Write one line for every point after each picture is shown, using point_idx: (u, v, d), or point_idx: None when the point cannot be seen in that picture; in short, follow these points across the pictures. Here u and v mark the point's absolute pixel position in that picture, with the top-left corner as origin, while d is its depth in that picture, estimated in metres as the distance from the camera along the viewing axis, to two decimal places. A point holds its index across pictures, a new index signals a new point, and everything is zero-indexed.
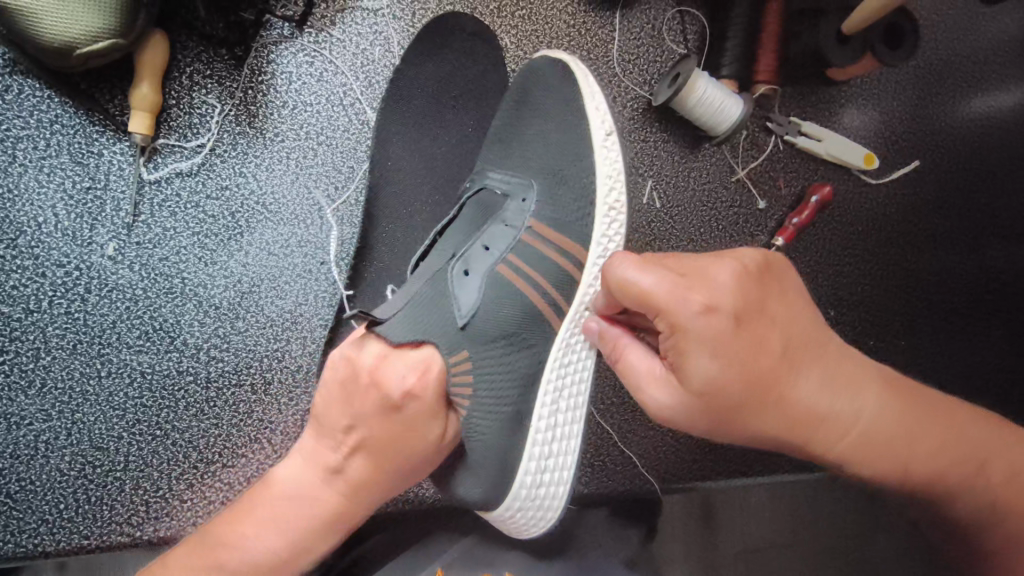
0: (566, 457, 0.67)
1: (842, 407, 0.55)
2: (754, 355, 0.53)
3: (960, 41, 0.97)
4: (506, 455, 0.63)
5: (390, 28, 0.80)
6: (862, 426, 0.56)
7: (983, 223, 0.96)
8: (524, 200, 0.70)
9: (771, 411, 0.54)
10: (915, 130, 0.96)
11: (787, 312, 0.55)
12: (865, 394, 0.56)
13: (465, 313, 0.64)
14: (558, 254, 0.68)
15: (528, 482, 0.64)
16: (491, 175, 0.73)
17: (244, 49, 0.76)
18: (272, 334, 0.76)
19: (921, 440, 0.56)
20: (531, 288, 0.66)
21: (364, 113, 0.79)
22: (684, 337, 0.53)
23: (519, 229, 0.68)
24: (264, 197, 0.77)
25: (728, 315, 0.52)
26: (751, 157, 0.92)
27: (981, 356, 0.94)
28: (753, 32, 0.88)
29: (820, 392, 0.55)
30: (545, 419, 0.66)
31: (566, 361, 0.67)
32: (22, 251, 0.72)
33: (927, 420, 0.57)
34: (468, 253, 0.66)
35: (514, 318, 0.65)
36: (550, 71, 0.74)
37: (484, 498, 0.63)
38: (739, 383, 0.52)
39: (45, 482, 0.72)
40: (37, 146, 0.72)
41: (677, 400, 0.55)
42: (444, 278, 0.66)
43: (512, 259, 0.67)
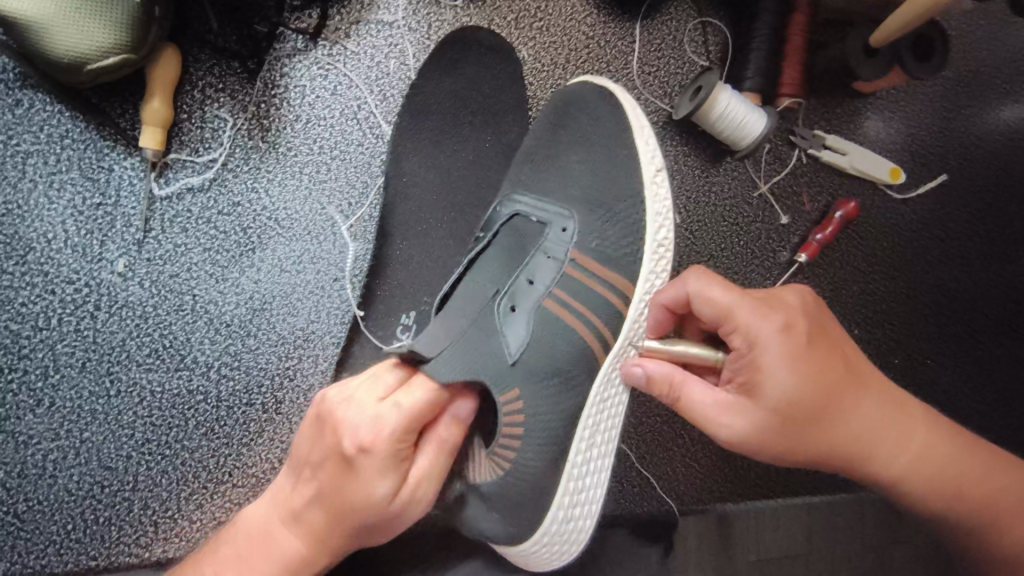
0: (596, 492, 0.66)
1: (897, 431, 0.58)
2: (824, 370, 0.55)
3: (991, 51, 0.94)
4: (535, 489, 0.62)
5: (406, 40, 0.79)
6: (912, 450, 0.58)
7: (1016, 240, 0.93)
8: (564, 230, 0.69)
9: (838, 427, 0.56)
10: (944, 143, 0.93)
11: (846, 342, 0.58)
12: (915, 421, 0.59)
13: (516, 351, 0.64)
14: (606, 288, 0.67)
15: (559, 516, 0.63)
16: (519, 202, 0.72)
17: (257, 62, 0.75)
18: (284, 352, 0.75)
19: (975, 476, 0.59)
20: (577, 322, 0.66)
21: (379, 127, 0.78)
22: (759, 351, 0.54)
23: (563, 263, 0.68)
24: (277, 213, 0.75)
25: (802, 332, 0.55)
26: (774, 170, 0.90)
27: (1010, 376, 0.92)
28: (778, 44, 0.85)
29: (881, 412, 0.58)
30: (582, 453, 0.65)
31: (606, 396, 0.65)
32: (32, 267, 0.70)
33: (978, 455, 0.60)
34: (512, 287, 0.67)
35: (548, 349, 0.65)
36: (581, 96, 0.73)
37: (511, 530, 0.62)
38: (812, 396, 0.54)
39: (53, 502, 0.71)
40: (47, 161, 0.71)
41: (747, 419, 0.55)
42: (490, 314, 0.65)
43: (560, 294, 0.67)
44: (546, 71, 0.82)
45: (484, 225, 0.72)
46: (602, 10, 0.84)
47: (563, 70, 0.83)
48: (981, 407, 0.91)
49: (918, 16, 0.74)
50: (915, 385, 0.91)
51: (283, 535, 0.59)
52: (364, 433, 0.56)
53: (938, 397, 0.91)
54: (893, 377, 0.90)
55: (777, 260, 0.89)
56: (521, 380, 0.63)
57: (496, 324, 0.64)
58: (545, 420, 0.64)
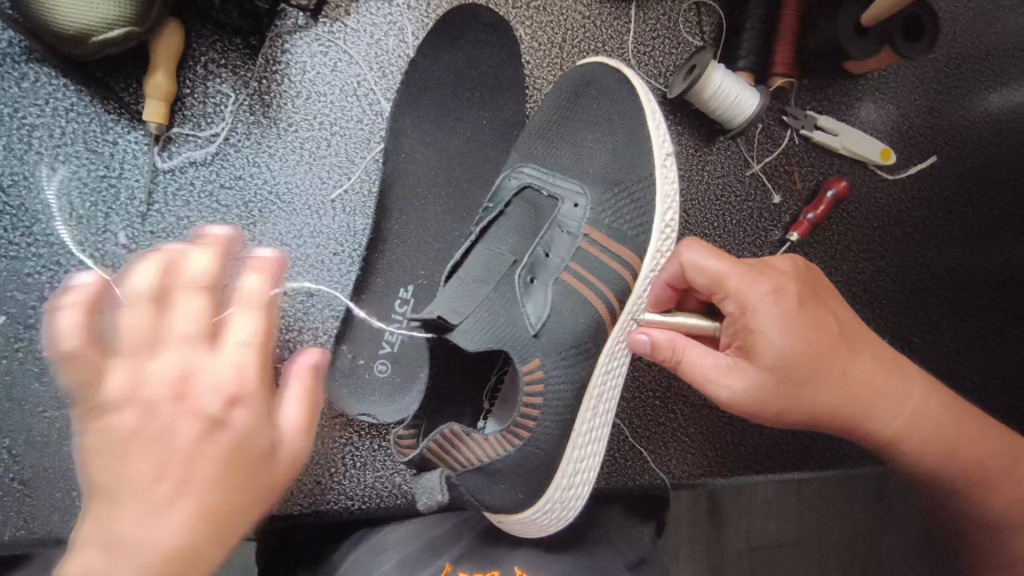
0: (595, 459, 0.70)
1: (892, 387, 0.61)
2: (817, 330, 0.58)
3: (980, 35, 0.96)
4: (536, 459, 0.63)
5: (405, 18, 0.80)
6: (908, 405, 0.61)
7: (1003, 220, 0.95)
8: (576, 205, 0.71)
9: (834, 385, 0.59)
10: (934, 125, 0.95)
11: (835, 305, 0.62)
12: (905, 376, 0.63)
13: (535, 322, 0.65)
14: (613, 259, 0.69)
15: (564, 482, 0.66)
16: (527, 174, 0.73)
17: (259, 39, 0.75)
18: (284, 324, 0.76)
19: (961, 433, 0.62)
20: (590, 293, 0.67)
21: (378, 103, 0.79)
22: (752, 315, 0.57)
23: (578, 237, 0.69)
24: (278, 187, 0.77)
25: (793, 296, 0.58)
26: (766, 150, 0.91)
27: (997, 354, 0.94)
28: (770, 24, 0.86)
29: (871, 371, 0.61)
30: (587, 423, 0.68)
31: (610, 368, 0.69)
32: (38, 238, 0.72)
33: (962, 415, 0.63)
34: (530, 259, 0.68)
35: (556, 318, 0.66)
36: (600, 76, 0.75)
37: (518, 500, 0.63)
38: (807, 355, 0.57)
39: (59, 469, 0.72)
40: (52, 134, 0.72)
41: (745, 380, 0.58)
42: (511, 285, 0.66)
43: (573, 266, 0.68)
44: (543, 49, 0.84)
45: (491, 198, 0.73)
46: None
47: (559, 49, 0.84)
48: (969, 384, 0.93)
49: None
50: None
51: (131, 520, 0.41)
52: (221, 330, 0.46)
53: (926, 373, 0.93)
54: None
55: (769, 239, 0.91)
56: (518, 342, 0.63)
57: (518, 296, 0.66)
58: (553, 389, 0.64)
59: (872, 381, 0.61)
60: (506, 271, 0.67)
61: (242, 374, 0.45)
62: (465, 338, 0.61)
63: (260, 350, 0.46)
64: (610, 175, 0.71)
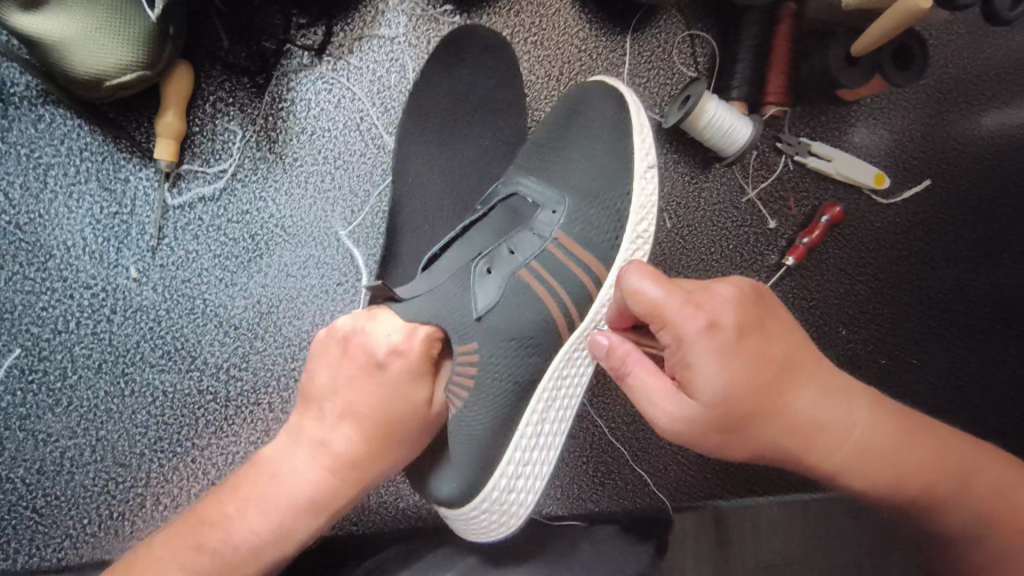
0: (540, 468, 0.69)
1: (840, 415, 0.59)
2: (754, 365, 0.57)
3: (971, 60, 0.97)
4: (488, 456, 0.65)
5: (407, 55, 0.83)
6: (857, 436, 0.59)
7: (998, 241, 0.96)
8: (554, 213, 0.73)
9: (776, 421, 0.58)
10: (927, 149, 0.96)
11: (782, 331, 0.60)
12: (856, 405, 0.60)
13: (481, 308, 0.67)
14: (579, 266, 0.71)
15: (502, 484, 0.66)
16: (521, 183, 0.76)
17: (266, 78, 0.79)
18: (290, 353, 0.78)
19: (906, 461, 0.60)
20: (548, 293, 0.69)
21: (380, 138, 0.81)
22: (690, 349, 0.56)
23: (547, 240, 0.71)
24: (283, 221, 0.79)
25: (731, 328, 0.57)
26: (762, 177, 0.93)
27: (995, 373, 0.95)
28: (762, 54, 0.88)
29: (816, 405, 0.59)
30: (533, 425, 0.68)
31: (564, 373, 0.70)
32: (51, 272, 0.74)
33: (914, 437, 0.61)
34: (494, 253, 0.70)
35: (521, 319, 0.68)
36: (595, 94, 0.77)
37: (458, 492, 0.64)
38: (746, 392, 0.56)
39: (70, 498, 0.74)
40: (66, 173, 0.75)
41: (686, 414, 0.57)
42: (468, 272, 0.69)
43: (535, 265, 0.70)
44: (541, 83, 0.86)
45: (483, 204, 0.78)
46: (594, 25, 0.88)
47: (557, 81, 0.86)
48: (968, 405, 0.94)
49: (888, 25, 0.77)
50: (902, 383, 0.94)
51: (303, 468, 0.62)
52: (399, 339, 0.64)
53: (923, 394, 0.94)
54: (880, 375, 0.93)
55: (765, 262, 0.92)
56: (511, 358, 0.66)
57: (470, 282, 0.68)
58: (515, 394, 0.66)
59: (818, 414, 0.59)
60: (468, 262, 0.70)
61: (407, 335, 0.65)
62: (414, 310, 0.66)
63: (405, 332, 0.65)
64: (613, 213, 0.72)
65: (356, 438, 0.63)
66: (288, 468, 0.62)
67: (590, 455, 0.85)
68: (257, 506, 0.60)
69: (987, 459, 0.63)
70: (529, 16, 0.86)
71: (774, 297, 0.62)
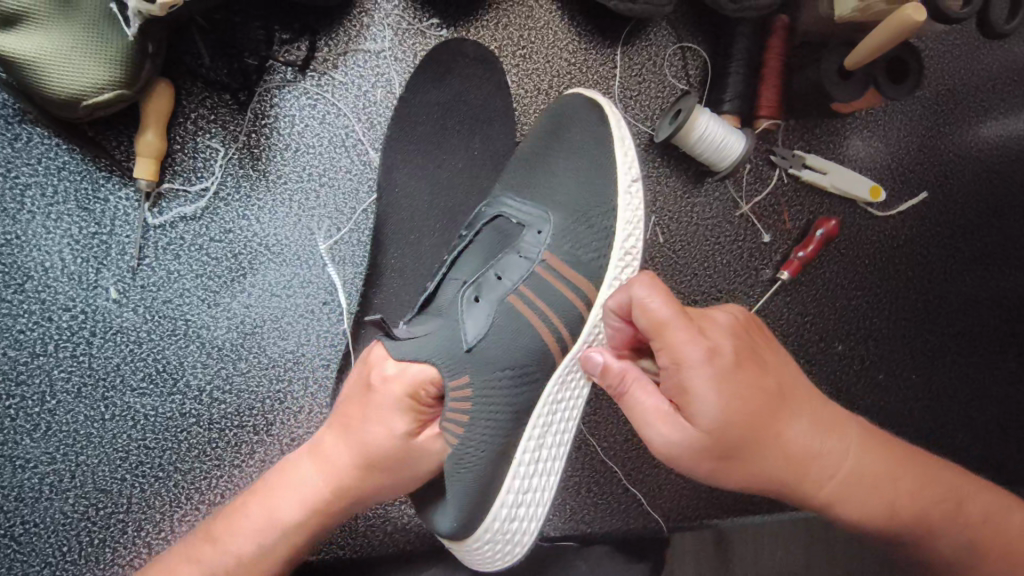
0: (543, 494, 0.68)
1: (831, 445, 0.58)
2: (753, 392, 0.55)
3: (967, 71, 0.96)
4: (489, 486, 0.64)
5: (392, 70, 0.81)
6: (850, 463, 0.58)
7: (996, 255, 0.95)
8: (540, 232, 0.71)
9: (773, 449, 0.56)
10: (923, 161, 0.95)
11: (774, 358, 0.58)
12: (849, 433, 0.59)
13: (471, 339, 0.65)
14: (569, 288, 0.69)
15: (504, 513, 0.65)
16: (504, 201, 0.73)
17: (248, 94, 0.78)
18: (275, 375, 0.76)
19: (900, 487, 0.59)
20: (538, 321, 0.67)
21: (366, 154, 0.80)
22: (691, 376, 0.54)
23: (533, 261, 0.69)
24: (267, 239, 0.78)
25: (729, 355, 0.54)
26: (755, 191, 0.92)
27: (994, 388, 0.93)
28: (754, 67, 0.87)
29: (811, 433, 0.57)
30: (530, 452, 0.67)
31: (559, 397, 0.68)
32: (29, 295, 0.73)
33: (905, 464, 0.60)
34: (481, 280, 0.68)
35: (517, 347, 0.66)
36: (578, 109, 0.76)
37: (460, 525, 0.63)
38: (745, 419, 0.54)
39: (49, 525, 0.72)
40: (44, 193, 0.73)
41: (682, 440, 0.55)
42: (455, 303, 0.67)
43: (523, 290, 0.68)
44: (530, 97, 0.85)
45: (464, 223, 0.75)
46: (583, 37, 0.86)
47: (546, 95, 0.85)
48: (966, 420, 0.93)
49: (881, 41, 0.76)
50: (900, 399, 0.92)
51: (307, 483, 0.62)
52: (393, 371, 0.62)
53: (922, 410, 0.92)
54: (877, 391, 0.92)
55: (760, 278, 0.91)
56: (497, 382, 0.65)
57: (460, 314, 0.66)
58: (501, 418, 0.64)
59: (814, 441, 0.57)
60: (455, 291, 0.68)
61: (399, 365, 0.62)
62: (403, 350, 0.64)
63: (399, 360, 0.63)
64: (602, 231, 0.71)
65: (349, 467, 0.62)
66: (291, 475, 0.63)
67: (582, 476, 0.83)
68: (258, 503, 0.62)
69: (975, 483, 0.63)
70: (517, 29, 0.85)
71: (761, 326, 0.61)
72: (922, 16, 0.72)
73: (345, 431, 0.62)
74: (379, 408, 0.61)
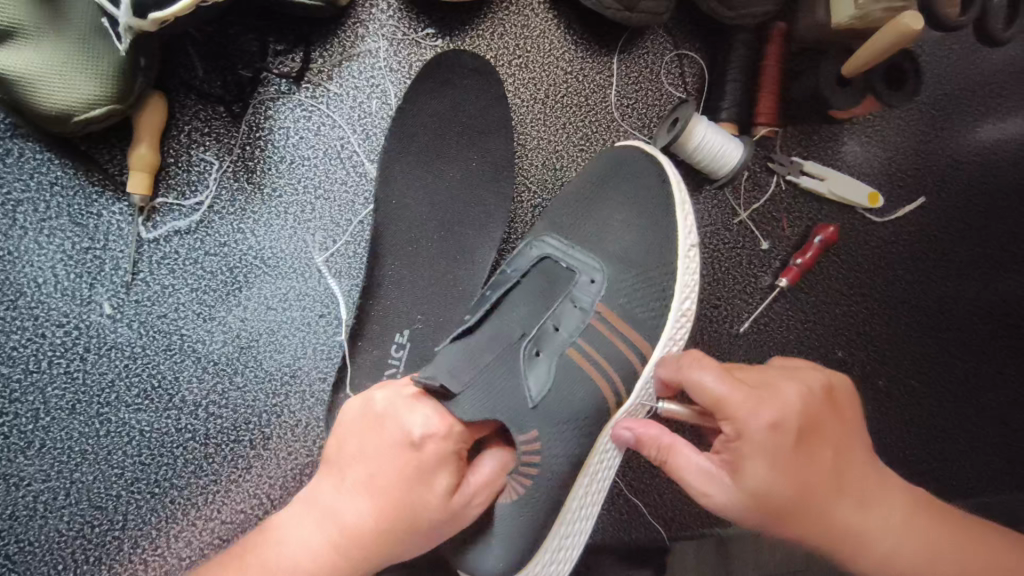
0: (579, 536, 0.70)
1: (865, 521, 0.56)
2: (805, 466, 0.55)
3: (964, 75, 0.96)
4: (537, 527, 0.63)
5: (388, 81, 0.80)
6: (892, 535, 0.56)
7: (996, 259, 0.94)
8: (592, 282, 0.72)
9: (817, 519, 0.55)
10: (920, 167, 0.94)
11: (838, 430, 0.57)
12: (892, 504, 0.57)
13: (535, 395, 0.65)
14: (623, 339, 0.70)
15: (545, 558, 0.66)
16: (552, 248, 0.73)
17: (242, 106, 0.77)
18: (271, 389, 0.76)
19: (942, 558, 0.57)
20: (594, 372, 0.68)
21: (362, 165, 0.79)
22: (746, 445, 0.55)
23: (589, 313, 0.70)
24: (262, 253, 0.77)
25: (785, 430, 0.54)
26: (753, 197, 0.91)
27: (995, 393, 0.93)
28: (751, 75, 0.86)
29: (856, 505, 0.56)
30: (578, 499, 0.69)
31: (608, 447, 0.70)
32: (22, 311, 0.72)
33: (943, 539, 0.57)
34: (539, 332, 0.68)
35: (574, 398, 0.66)
36: (633, 160, 0.76)
37: (508, 568, 0.62)
38: (792, 489, 0.54)
39: (44, 543, 0.71)
40: (37, 208, 0.72)
41: (728, 501, 0.56)
42: (516, 355, 0.66)
43: (581, 342, 0.69)
44: (526, 107, 0.85)
45: (510, 265, 0.74)
46: (579, 46, 0.86)
47: (542, 104, 0.85)
48: (968, 425, 0.92)
49: (883, 49, 0.76)
50: (901, 405, 0.92)
51: (310, 543, 0.58)
52: (432, 422, 0.60)
53: (924, 415, 0.92)
54: (877, 397, 0.91)
55: (759, 285, 0.91)
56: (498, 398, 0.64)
57: (524, 367, 0.65)
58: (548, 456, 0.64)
59: (856, 513, 0.56)
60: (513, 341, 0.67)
61: (435, 417, 0.60)
62: (469, 412, 0.61)
63: (436, 410, 0.61)
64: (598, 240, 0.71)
65: (374, 524, 0.57)
66: (292, 532, 0.59)
67: None
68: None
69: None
70: (513, 38, 0.84)
71: (843, 395, 0.60)
72: (920, 25, 0.72)
73: (370, 485, 0.58)
74: (414, 461, 0.59)
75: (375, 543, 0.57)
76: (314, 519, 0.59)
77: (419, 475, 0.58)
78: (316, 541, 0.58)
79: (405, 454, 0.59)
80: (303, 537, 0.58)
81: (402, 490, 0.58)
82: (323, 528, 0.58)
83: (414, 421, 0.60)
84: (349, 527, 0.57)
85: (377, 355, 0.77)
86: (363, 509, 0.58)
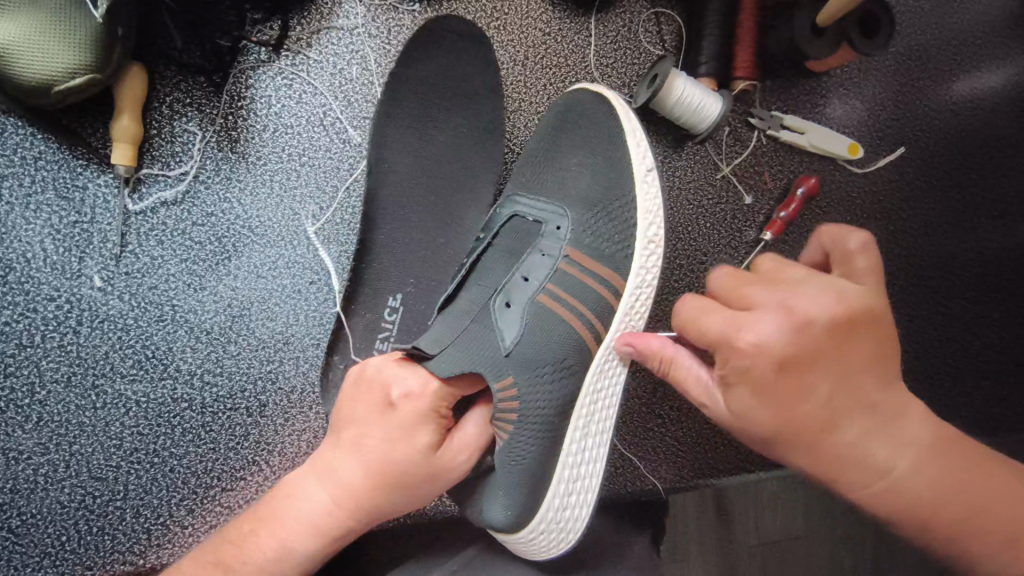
0: (590, 480, 0.69)
1: (864, 453, 0.51)
2: (789, 393, 0.51)
3: (939, 25, 0.97)
4: (542, 476, 0.65)
5: (367, 46, 0.80)
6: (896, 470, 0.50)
7: (976, 207, 0.96)
8: (558, 228, 0.72)
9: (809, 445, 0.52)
10: (900, 117, 0.95)
11: (852, 353, 0.50)
12: (901, 438, 0.50)
13: (509, 344, 0.66)
14: (594, 279, 0.70)
15: (556, 504, 0.66)
16: (521, 203, 0.74)
17: (223, 76, 0.77)
18: (265, 356, 0.76)
19: (949, 493, 0.50)
20: (570, 315, 0.69)
21: (346, 132, 0.80)
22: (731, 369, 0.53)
23: (556, 258, 0.71)
24: (249, 221, 0.77)
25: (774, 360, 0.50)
26: (735, 152, 0.92)
27: (980, 339, 0.95)
28: (728, 29, 0.87)
29: (855, 436, 0.50)
30: (576, 441, 0.68)
31: (599, 387, 0.69)
32: (13, 287, 0.72)
33: (953, 476, 0.50)
34: (508, 285, 0.70)
35: (557, 344, 0.68)
36: (588, 104, 0.76)
37: (515, 516, 0.62)
38: (775, 416, 0.52)
39: (46, 515, 0.72)
40: (22, 183, 0.73)
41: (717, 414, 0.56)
42: (487, 312, 0.68)
43: (551, 288, 0.70)
44: (506, 69, 0.86)
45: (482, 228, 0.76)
46: (557, 7, 0.87)
47: (522, 66, 0.86)
48: (953, 370, 0.94)
49: None
50: None
51: (308, 501, 0.61)
52: (416, 382, 0.62)
53: (911, 361, 0.94)
54: None
55: (744, 239, 0.92)
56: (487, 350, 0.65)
57: (494, 321, 0.68)
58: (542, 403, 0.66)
59: (855, 445, 0.51)
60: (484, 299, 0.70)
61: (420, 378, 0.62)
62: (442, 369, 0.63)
63: (420, 372, 0.63)
64: (582, 193, 0.73)
65: (367, 480, 0.60)
66: (295, 491, 0.62)
67: None
68: (269, 532, 0.61)
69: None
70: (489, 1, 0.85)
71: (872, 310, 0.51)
72: None
73: (360, 445, 0.61)
74: (398, 421, 0.61)
75: (371, 498, 0.60)
76: (311, 478, 0.62)
77: (406, 432, 0.61)
78: (315, 498, 0.61)
79: (390, 414, 0.61)
80: (303, 494, 0.62)
81: (390, 448, 0.60)
82: (320, 485, 0.61)
83: (396, 384, 0.62)
84: (343, 485, 0.61)
85: (369, 319, 0.77)
86: (356, 469, 0.61)
